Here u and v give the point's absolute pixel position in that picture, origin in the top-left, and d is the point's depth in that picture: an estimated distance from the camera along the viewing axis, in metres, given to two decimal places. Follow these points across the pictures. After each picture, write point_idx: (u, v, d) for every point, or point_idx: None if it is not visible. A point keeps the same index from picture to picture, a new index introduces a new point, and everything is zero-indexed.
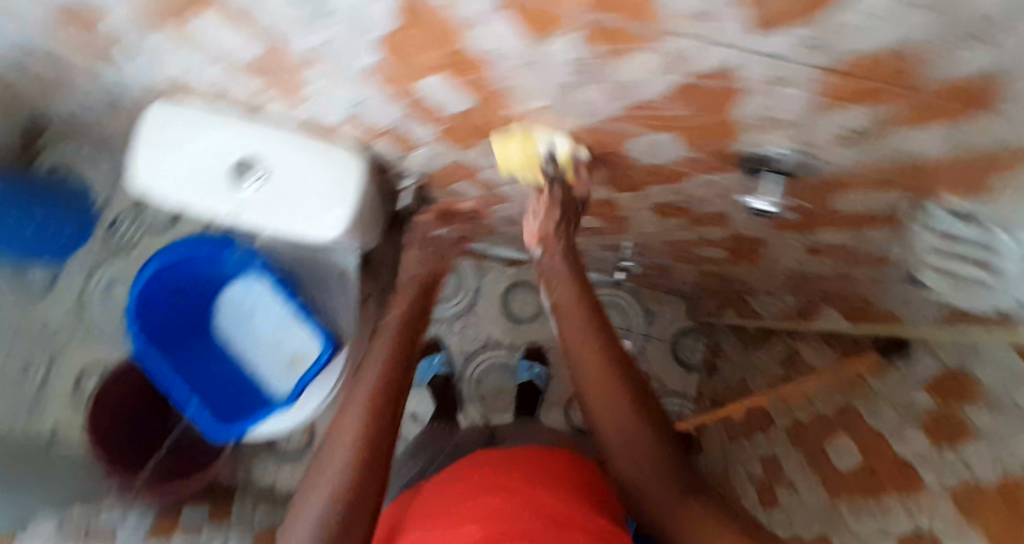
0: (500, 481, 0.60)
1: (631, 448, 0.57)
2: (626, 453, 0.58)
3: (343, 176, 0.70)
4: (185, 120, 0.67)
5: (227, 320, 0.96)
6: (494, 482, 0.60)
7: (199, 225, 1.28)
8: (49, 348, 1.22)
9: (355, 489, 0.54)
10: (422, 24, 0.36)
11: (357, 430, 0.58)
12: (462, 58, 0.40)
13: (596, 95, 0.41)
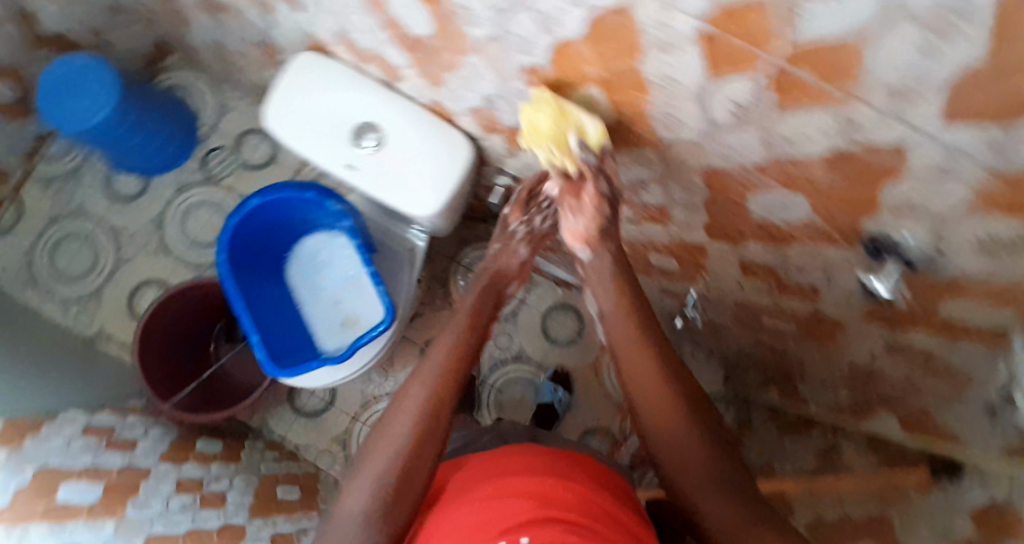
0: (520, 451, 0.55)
1: (684, 459, 0.53)
2: (674, 456, 0.54)
3: (455, 160, 0.74)
4: (333, 75, 0.74)
5: (299, 266, 0.93)
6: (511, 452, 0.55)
7: (285, 175, 1.34)
8: (122, 249, 1.31)
9: (409, 466, 0.53)
10: (605, 37, 0.38)
11: (419, 405, 0.57)
12: (628, 75, 0.42)
13: (744, 139, 0.42)
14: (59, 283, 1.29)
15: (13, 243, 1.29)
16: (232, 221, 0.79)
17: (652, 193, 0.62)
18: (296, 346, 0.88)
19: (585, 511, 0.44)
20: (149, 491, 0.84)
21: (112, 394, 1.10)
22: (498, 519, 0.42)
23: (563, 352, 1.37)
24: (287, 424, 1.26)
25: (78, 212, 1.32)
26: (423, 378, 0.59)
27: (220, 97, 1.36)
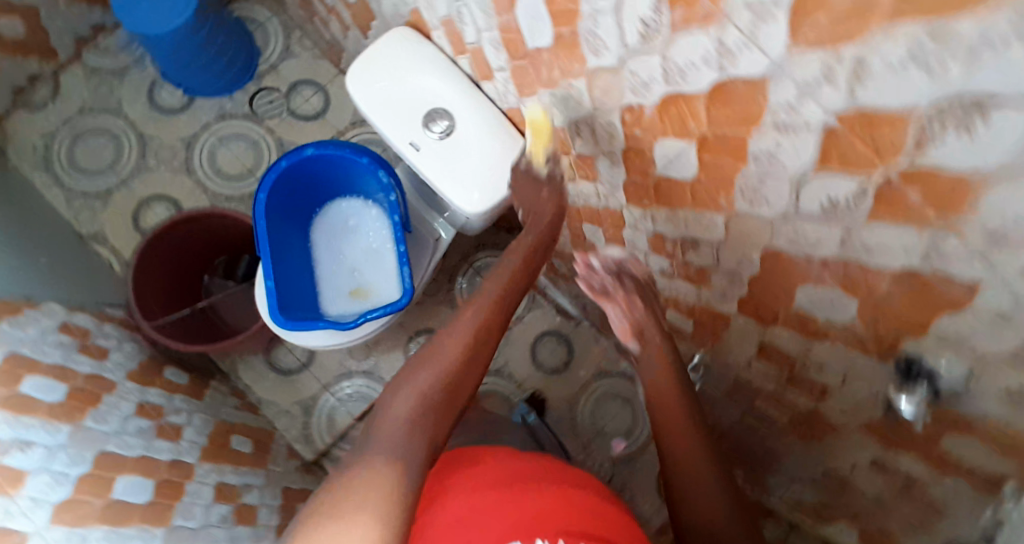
0: (518, 463, 0.57)
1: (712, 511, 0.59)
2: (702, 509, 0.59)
3: (513, 169, 0.75)
4: (420, 54, 0.74)
5: (326, 225, 0.93)
6: (514, 465, 0.57)
7: (326, 133, 1.34)
8: (145, 158, 1.30)
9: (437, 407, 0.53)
10: (728, 102, 0.40)
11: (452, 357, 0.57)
12: (732, 142, 0.43)
13: (822, 232, 0.43)
14: (73, 173, 1.28)
15: (42, 120, 1.30)
16: (283, 162, 0.79)
17: (697, 256, 0.63)
18: (303, 301, 0.87)
19: (613, 528, 0.49)
20: (109, 407, 0.80)
21: (96, 296, 1.07)
22: (547, 519, 0.47)
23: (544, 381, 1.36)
24: (256, 376, 1.23)
25: (111, 110, 1.31)
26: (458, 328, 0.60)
27: (287, 41, 1.37)
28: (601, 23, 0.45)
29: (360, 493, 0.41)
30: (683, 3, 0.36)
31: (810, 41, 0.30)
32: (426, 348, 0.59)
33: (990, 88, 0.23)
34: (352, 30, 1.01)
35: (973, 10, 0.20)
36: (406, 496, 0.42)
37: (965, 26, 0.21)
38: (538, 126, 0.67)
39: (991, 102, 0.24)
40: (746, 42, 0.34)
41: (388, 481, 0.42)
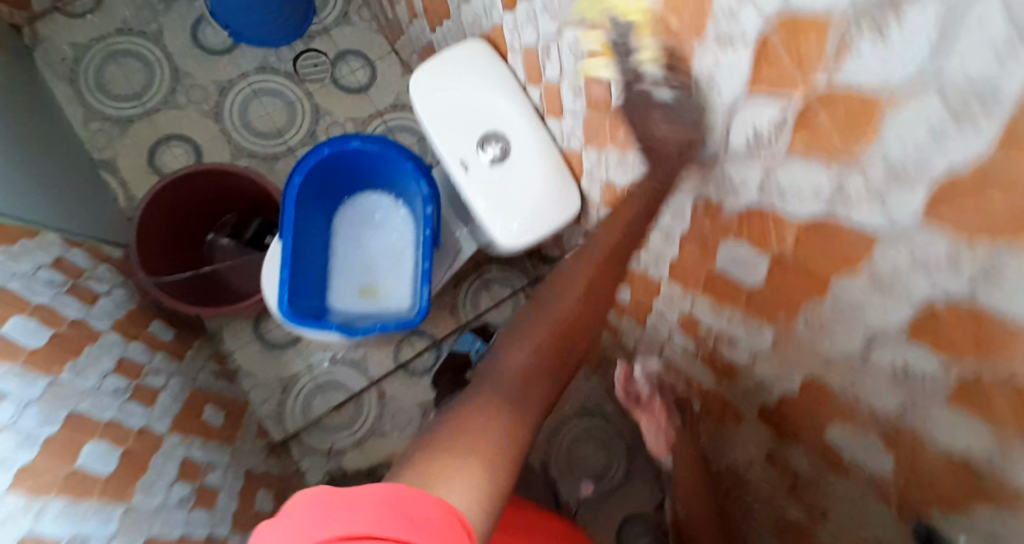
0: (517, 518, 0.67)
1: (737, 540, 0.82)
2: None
3: (557, 211, 0.72)
4: (490, 70, 0.70)
5: (351, 216, 0.89)
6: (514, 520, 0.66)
7: (364, 110, 1.31)
8: (175, 94, 1.26)
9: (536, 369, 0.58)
10: (825, 239, 0.37)
11: (546, 333, 0.60)
12: (814, 275, 0.40)
13: (880, 387, 0.40)
14: (98, 95, 1.23)
15: (75, 30, 1.24)
16: (325, 149, 0.74)
17: (727, 351, 0.61)
18: (313, 287, 0.84)
19: None
20: (90, 360, 0.78)
21: (97, 229, 1.04)
22: None
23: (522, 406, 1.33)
24: (242, 342, 1.21)
25: (150, 36, 1.26)
26: (555, 294, 0.63)
27: (345, 7, 1.32)
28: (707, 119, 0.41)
29: (472, 433, 0.48)
30: (810, 136, 0.33)
31: (948, 226, 0.27)
32: (520, 320, 0.64)
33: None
34: (420, 17, 0.98)
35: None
36: (500, 455, 0.47)
37: None
38: (631, 18, 0.42)
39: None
40: (869, 195, 0.31)
41: (486, 427, 0.49)
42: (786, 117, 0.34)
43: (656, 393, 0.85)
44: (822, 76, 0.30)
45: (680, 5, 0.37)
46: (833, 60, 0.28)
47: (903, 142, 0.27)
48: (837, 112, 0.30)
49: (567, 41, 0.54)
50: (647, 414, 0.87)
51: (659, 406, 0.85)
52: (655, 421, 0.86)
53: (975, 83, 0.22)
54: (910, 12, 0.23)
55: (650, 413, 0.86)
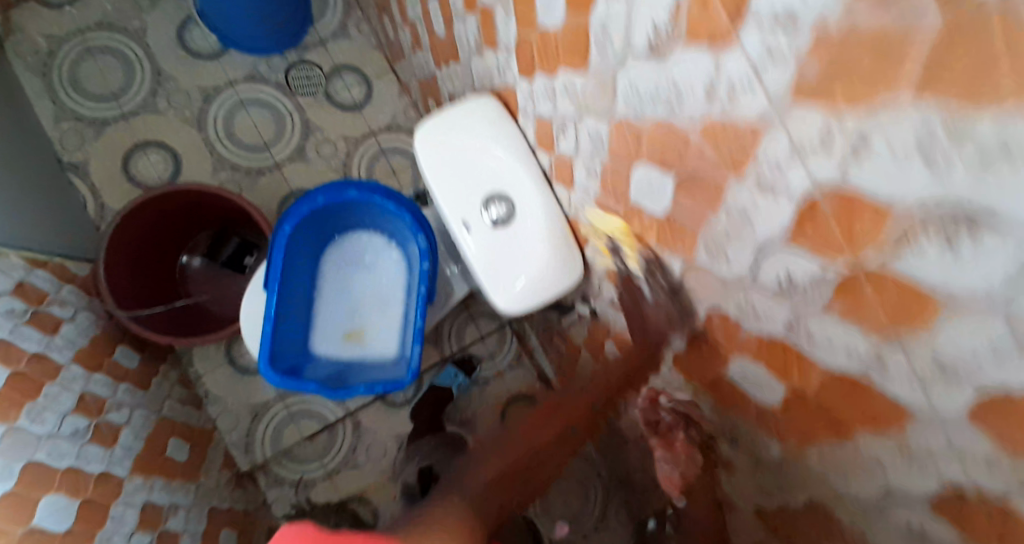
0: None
1: None
2: None
3: (559, 279, 0.69)
4: (496, 131, 0.68)
5: (340, 256, 0.85)
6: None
7: (357, 128, 1.26)
8: (154, 96, 1.19)
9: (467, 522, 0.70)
10: (850, 392, 0.36)
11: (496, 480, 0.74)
12: (832, 418, 0.39)
13: (889, 533, 0.39)
14: (72, 93, 1.16)
15: (52, 22, 1.17)
16: (320, 199, 0.73)
17: (723, 444, 0.60)
18: (295, 334, 0.80)
19: None
20: (49, 399, 0.72)
21: (60, 243, 0.96)
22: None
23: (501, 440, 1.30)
24: (211, 365, 1.15)
25: (132, 33, 1.19)
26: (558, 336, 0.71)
27: (344, 20, 1.27)
28: (732, 249, 0.39)
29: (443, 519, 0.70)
30: (856, 304, 0.31)
31: (997, 435, 0.26)
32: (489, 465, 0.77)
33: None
34: (424, 49, 0.94)
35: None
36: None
37: None
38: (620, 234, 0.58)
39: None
40: (911, 376, 0.30)
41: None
42: (827, 278, 0.32)
43: (680, 428, 0.66)
44: (873, 257, 0.28)
45: (719, 137, 0.35)
46: (890, 248, 0.27)
47: (957, 348, 0.26)
48: (887, 294, 0.29)
49: (587, 127, 0.52)
50: (662, 444, 0.69)
51: (681, 440, 0.66)
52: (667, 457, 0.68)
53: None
54: (984, 243, 0.22)
55: (667, 445, 0.68)
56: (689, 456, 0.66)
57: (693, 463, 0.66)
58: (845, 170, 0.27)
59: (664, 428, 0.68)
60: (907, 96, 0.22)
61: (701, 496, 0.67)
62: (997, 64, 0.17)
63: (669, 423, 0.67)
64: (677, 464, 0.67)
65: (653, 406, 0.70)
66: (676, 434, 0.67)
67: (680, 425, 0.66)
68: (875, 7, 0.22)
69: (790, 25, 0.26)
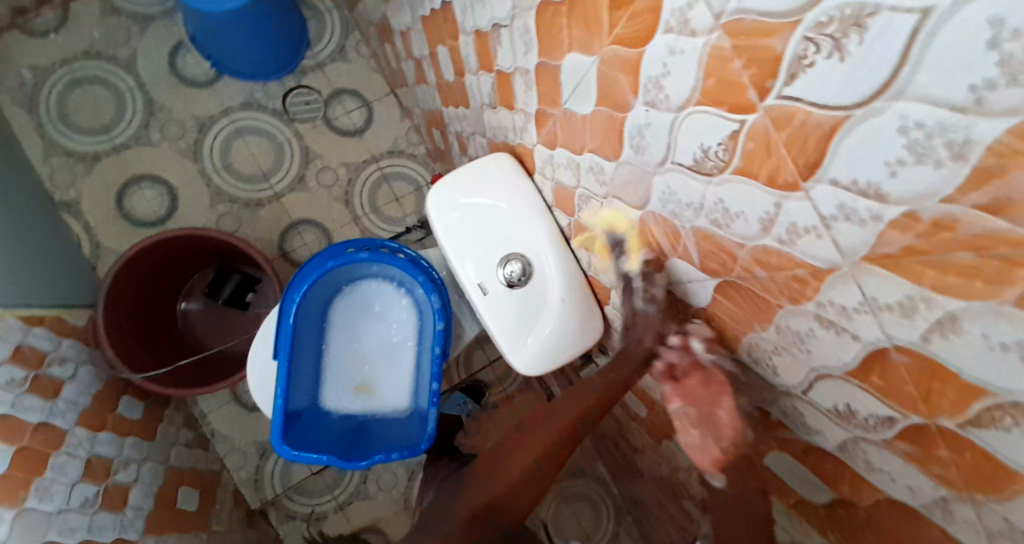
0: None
1: None
2: None
3: (580, 339, 0.67)
4: (512, 191, 0.66)
5: (348, 307, 0.82)
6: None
7: (358, 154, 1.23)
8: (148, 128, 1.15)
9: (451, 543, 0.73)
10: (906, 518, 0.35)
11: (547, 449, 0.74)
12: (879, 533, 0.38)
13: None
14: (60, 125, 1.13)
15: (36, 50, 1.13)
16: (329, 261, 0.73)
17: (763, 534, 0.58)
18: (302, 393, 0.78)
19: None
20: (56, 471, 0.70)
21: (58, 293, 0.93)
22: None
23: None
24: (216, 404, 1.13)
25: (120, 60, 1.15)
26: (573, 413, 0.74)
27: (342, 43, 1.24)
28: (782, 364, 0.38)
29: None
30: (919, 451, 0.31)
31: None
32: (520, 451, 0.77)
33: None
34: (429, 85, 0.91)
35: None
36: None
37: None
38: None
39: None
40: (978, 529, 0.29)
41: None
42: (893, 418, 0.31)
43: (699, 382, 0.52)
44: (950, 418, 0.27)
45: (772, 264, 0.34)
46: (974, 419, 0.26)
47: None
48: (963, 455, 0.28)
49: (615, 206, 0.50)
50: (680, 391, 0.55)
51: (725, 404, 0.49)
52: (691, 413, 0.54)
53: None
54: None
55: (689, 396, 0.54)
56: (732, 425, 0.49)
57: (726, 420, 0.49)
58: (927, 338, 0.26)
59: (680, 372, 0.54)
60: (1013, 301, 0.21)
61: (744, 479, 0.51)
62: None
63: (687, 367, 0.53)
64: (713, 427, 0.52)
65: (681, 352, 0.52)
66: (717, 400, 0.50)
67: (698, 373, 0.52)
68: (986, 212, 0.20)
69: (875, 196, 0.24)
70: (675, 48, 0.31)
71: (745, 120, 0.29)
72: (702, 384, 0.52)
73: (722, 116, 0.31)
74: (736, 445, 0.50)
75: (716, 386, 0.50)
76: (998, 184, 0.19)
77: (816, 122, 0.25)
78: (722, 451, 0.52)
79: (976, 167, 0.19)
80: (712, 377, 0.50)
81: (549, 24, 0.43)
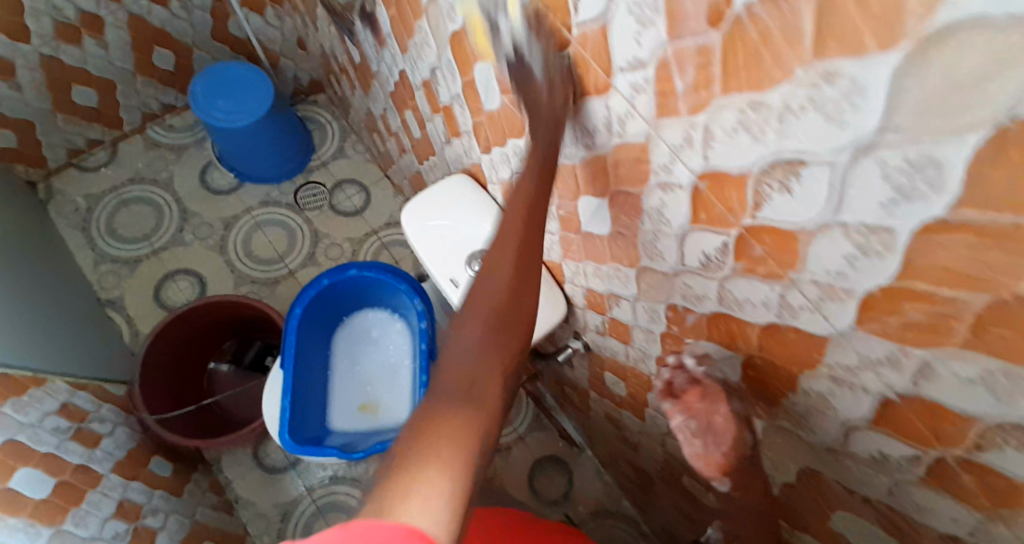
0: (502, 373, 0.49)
1: None
2: None
3: (545, 317, 0.77)
4: (469, 201, 0.80)
5: (349, 334, 0.92)
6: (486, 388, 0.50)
7: (360, 230, 1.40)
8: (182, 231, 1.36)
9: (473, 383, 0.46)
10: (779, 343, 0.42)
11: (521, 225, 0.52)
12: (778, 369, 0.44)
13: (864, 474, 0.43)
14: (108, 238, 1.34)
15: (90, 182, 1.39)
16: (325, 280, 0.83)
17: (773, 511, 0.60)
18: (312, 412, 0.85)
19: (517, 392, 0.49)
20: (92, 506, 0.76)
21: (101, 369, 1.06)
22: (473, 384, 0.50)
23: (511, 477, 1.29)
24: (241, 470, 1.19)
25: (160, 181, 1.40)
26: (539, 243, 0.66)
27: (341, 143, 1.48)
28: (662, 245, 0.48)
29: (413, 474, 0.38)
30: (746, 260, 0.39)
31: (874, 330, 0.33)
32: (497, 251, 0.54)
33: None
34: (408, 150, 1.10)
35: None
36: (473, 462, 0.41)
37: None
38: None
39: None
40: (810, 306, 0.36)
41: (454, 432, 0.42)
42: (728, 243, 0.40)
43: (698, 395, 0.53)
44: (747, 214, 0.37)
45: (625, 157, 0.45)
46: (754, 205, 0.35)
47: (822, 266, 0.33)
48: (767, 242, 0.37)
49: None
50: (681, 409, 0.55)
51: (721, 411, 0.52)
52: (689, 424, 0.54)
53: (873, 227, 0.29)
54: (805, 173, 0.30)
55: (686, 409, 0.54)
56: (730, 428, 0.53)
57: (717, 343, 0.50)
58: (706, 157, 0.36)
59: (679, 389, 0.55)
60: (721, 92, 0.32)
61: (750, 481, 0.56)
62: (765, 53, 0.28)
63: (684, 382, 0.55)
64: (712, 437, 0.53)
65: (677, 370, 0.56)
66: (714, 409, 0.53)
67: (695, 388, 0.54)
68: (681, 39, 0.32)
69: (640, 65, 0.36)
70: (523, 24, 0.45)
71: (568, 53, 0.42)
72: (700, 399, 0.53)
73: (558, 58, 0.44)
74: (737, 448, 0.53)
75: (712, 395, 0.52)
76: (676, 14, 0.31)
77: (595, 31, 0.38)
78: (729, 458, 0.53)
79: (664, 12, 0.31)
80: (708, 389, 0.53)
81: (460, 47, 0.59)
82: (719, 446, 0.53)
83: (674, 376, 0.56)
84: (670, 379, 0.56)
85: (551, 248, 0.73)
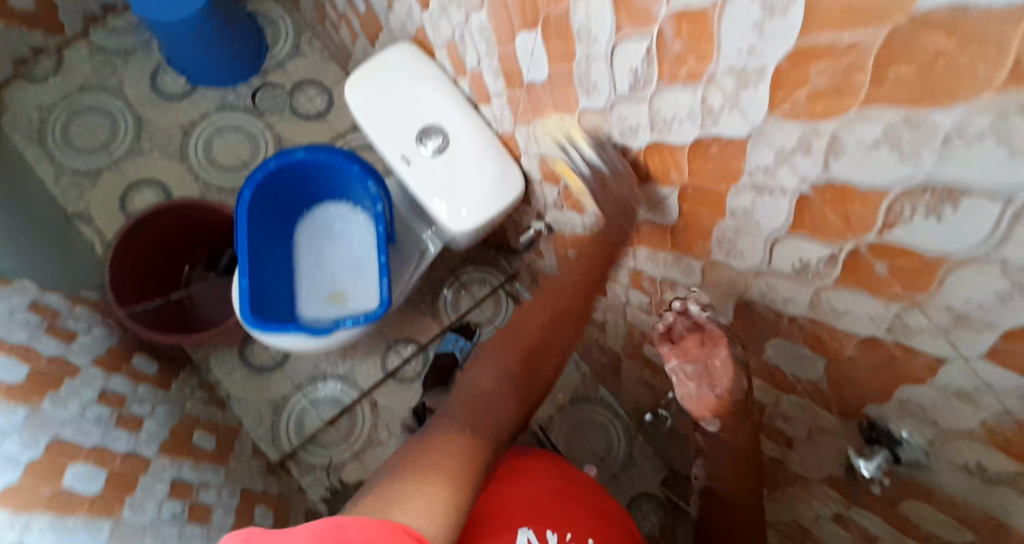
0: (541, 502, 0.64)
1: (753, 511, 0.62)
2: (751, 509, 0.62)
3: (503, 191, 0.75)
4: (416, 72, 0.76)
5: (313, 226, 0.92)
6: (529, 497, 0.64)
7: (327, 133, 1.35)
8: (140, 140, 1.31)
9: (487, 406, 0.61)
10: (705, 159, 0.41)
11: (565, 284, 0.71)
12: (709, 192, 0.44)
13: (790, 291, 0.43)
14: (64, 149, 1.29)
15: (39, 93, 1.32)
16: (273, 163, 0.81)
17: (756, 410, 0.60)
18: (278, 300, 0.86)
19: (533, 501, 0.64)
20: (70, 391, 0.79)
21: (71, 275, 1.06)
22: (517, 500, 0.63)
23: None
24: (228, 370, 1.22)
25: (111, 89, 1.33)
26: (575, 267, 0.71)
27: (297, 42, 1.39)
28: None
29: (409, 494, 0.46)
30: (666, 66, 0.38)
31: (786, 113, 0.32)
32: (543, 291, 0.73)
33: (967, 175, 0.24)
34: (360, 38, 1.03)
35: (974, 96, 0.22)
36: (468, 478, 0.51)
37: (943, 116, 0.23)
38: None
39: (965, 188, 0.25)
40: (727, 103, 0.35)
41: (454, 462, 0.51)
42: (651, 47, 0.38)
43: (697, 342, 0.56)
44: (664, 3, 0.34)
45: None
46: None
47: (735, 46, 0.32)
48: (682, 33, 0.35)
49: (478, 23, 0.59)
50: (677, 353, 0.57)
51: (718, 356, 0.54)
52: (686, 368, 0.56)
53: None
54: None
55: (683, 354, 0.57)
56: (727, 374, 0.54)
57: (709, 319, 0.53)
58: None
59: (678, 335, 0.57)
60: None
61: (740, 425, 0.57)
62: None
63: (684, 329, 0.57)
64: (708, 381, 0.55)
65: (681, 317, 0.57)
66: (713, 353, 0.55)
67: (695, 335, 0.56)
68: None
69: None
70: None
71: None
72: (698, 346, 0.55)
73: None
74: (732, 394, 0.54)
75: (710, 342, 0.55)
76: None
77: None
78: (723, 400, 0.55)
79: None
80: (706, 336, 0.55)
81: None
82: (714, 389, 0.55)
83: (676, 322, 0.57)
84: (670, 325, 0.58)
85: (502, 115, 0.70)
